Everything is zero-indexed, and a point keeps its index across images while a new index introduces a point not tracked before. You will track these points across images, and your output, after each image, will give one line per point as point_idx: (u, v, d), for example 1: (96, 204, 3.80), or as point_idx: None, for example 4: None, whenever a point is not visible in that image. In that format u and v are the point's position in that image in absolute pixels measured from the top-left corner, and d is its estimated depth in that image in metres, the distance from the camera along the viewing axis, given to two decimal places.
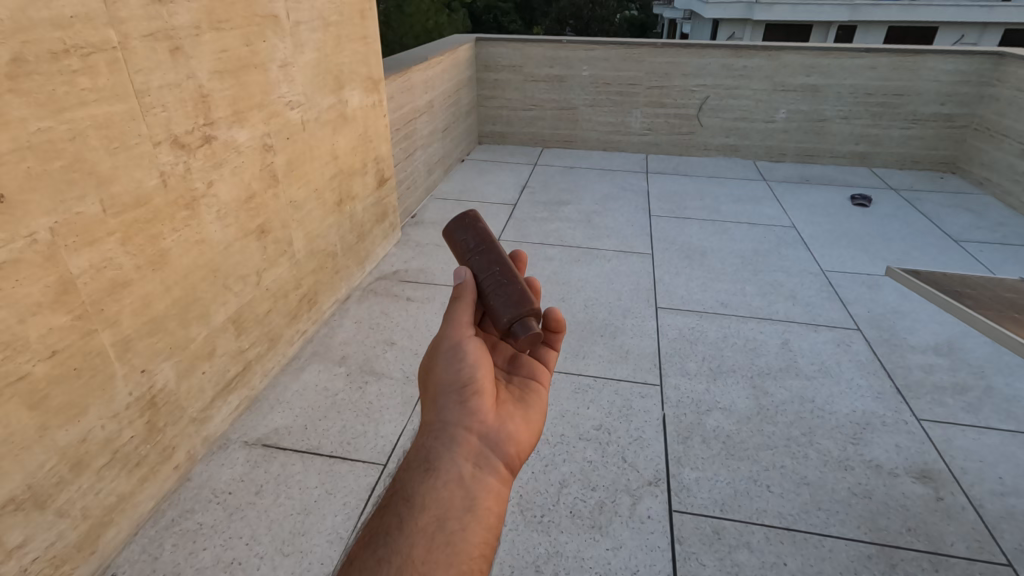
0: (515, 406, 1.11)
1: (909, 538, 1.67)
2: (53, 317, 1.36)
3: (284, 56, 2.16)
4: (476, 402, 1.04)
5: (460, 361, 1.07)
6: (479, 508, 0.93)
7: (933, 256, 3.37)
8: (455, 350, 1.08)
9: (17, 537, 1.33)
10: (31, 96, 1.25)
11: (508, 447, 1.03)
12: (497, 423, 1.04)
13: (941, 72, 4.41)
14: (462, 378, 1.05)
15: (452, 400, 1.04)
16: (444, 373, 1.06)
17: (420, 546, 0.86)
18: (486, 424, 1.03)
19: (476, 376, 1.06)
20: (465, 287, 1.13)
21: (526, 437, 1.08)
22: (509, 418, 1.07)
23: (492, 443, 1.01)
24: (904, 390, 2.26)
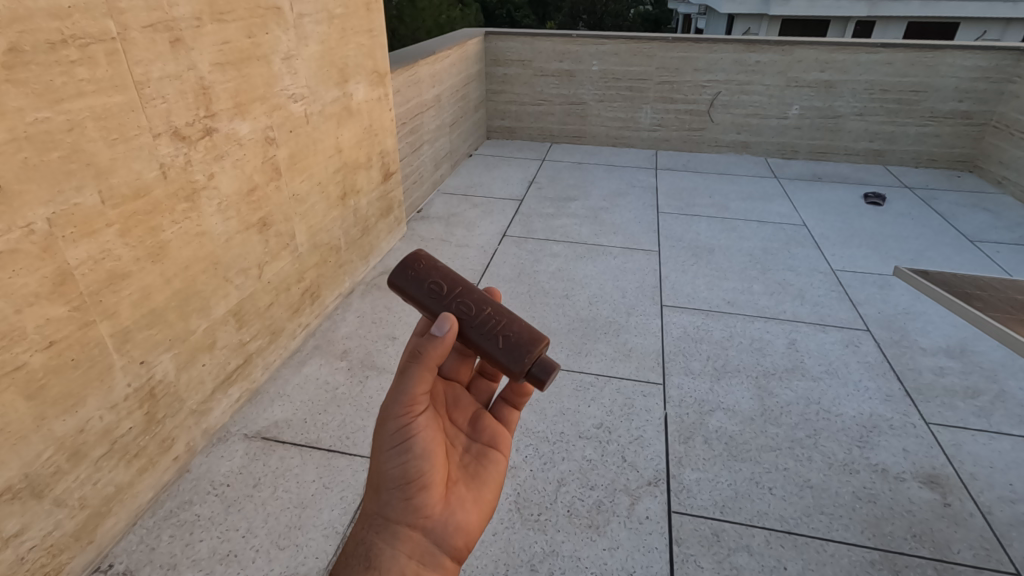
0: (467, 484, 1.08)
1: (914, 545, 1.64)
2: (51, 307, 1.36)
3: (288, 48, 2.15)
4: (422, 494, 1.00)
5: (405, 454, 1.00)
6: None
7: (948, 257, 3.30)
8: (401, 438, 0.99)
9: (15, 525, 1.34)
10: (28, 86, 1.25)
11: (454, 538, 1.01)
12: (443, 516, 1.01)
13: (960, 68, 4.31)
14: (406, 474, 1.00)
15: (395, 492, 0.99)
16: (386, 465, 0.99)
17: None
18: (431, 519, 1.00)
19: (423, 466, 1.00)
20: (431, 350, 0.96)
21: (476, 521, 1.06)
22: (459, 505, 1.04)
23: (438, 540, 1.00)
24: (914, 393, 2.21)
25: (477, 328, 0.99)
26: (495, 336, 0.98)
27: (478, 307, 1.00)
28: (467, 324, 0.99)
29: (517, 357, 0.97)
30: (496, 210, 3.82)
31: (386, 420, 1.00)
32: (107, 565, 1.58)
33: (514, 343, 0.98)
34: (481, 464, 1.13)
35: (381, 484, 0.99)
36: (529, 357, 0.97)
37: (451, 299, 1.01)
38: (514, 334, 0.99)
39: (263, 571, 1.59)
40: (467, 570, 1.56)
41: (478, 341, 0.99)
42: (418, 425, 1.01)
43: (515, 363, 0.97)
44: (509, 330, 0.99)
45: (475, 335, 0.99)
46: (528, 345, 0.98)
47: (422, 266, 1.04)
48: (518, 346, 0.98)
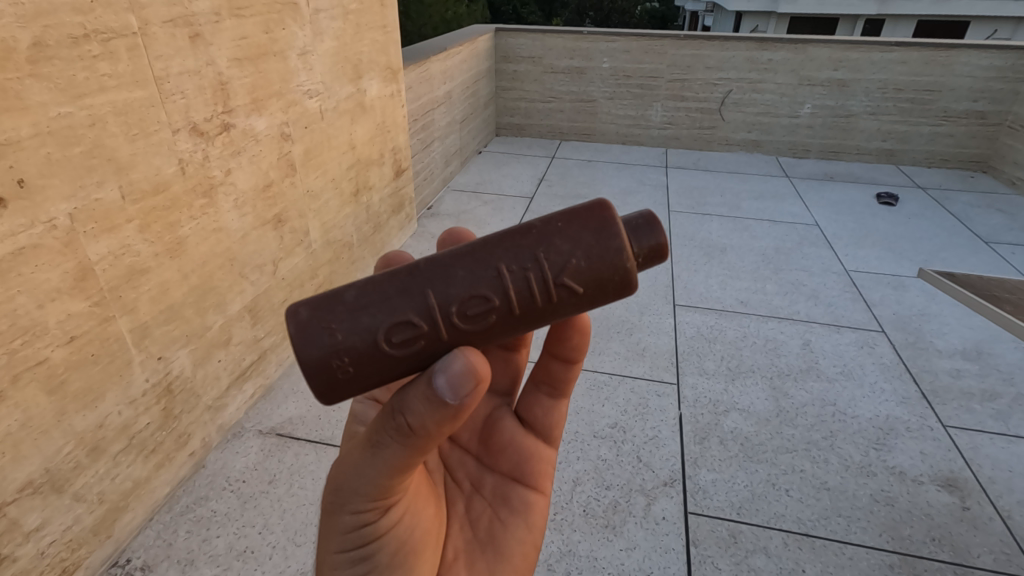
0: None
1: (933, 548, 1.63)
2: (72, 303, 1.36)
3: (304, 44, 2.15)
4: None
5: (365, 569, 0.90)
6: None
7: (963, 258, 3.27)
8: (361, 555, 0.89)
9: (35, 520, 1.34)
10: (52, 80, 1.25)
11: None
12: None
13: (975, 67, 4.27)
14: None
15: None
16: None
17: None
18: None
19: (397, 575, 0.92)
20: (433, 403, 0.75)
21: None
22: None
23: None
24: (930, 395, 2.20)
25: (520, 304, 0.77)
26: (554, 286, 0.77)
27: (490, 290, 0.76)
28: (501, 317, 0.78)
29: (605, 279, 0.79)
30: (506, 208, 3.81)
31: (344, 520, 0.87)
32: (125, 560, 1.58)
33: (586, 275, 0.78)
34: (478, 551, 1.06)
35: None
36: (621, 259, 0.79)
37: (445, 318, 0.77)
38: (576, 254, 0.78)
39: (280, 568, 1.59)
40: None
41: (542, 312, 0.79)
42: (384, 533, 0.90)
43: (614, 270, 0.79)
44: (560, 268, 0.77)
45: (534, 310, 0.78)
46: (600, 255, 0.78)
47: (345, 330, 0.76)
48: (588, 272, 0.78)
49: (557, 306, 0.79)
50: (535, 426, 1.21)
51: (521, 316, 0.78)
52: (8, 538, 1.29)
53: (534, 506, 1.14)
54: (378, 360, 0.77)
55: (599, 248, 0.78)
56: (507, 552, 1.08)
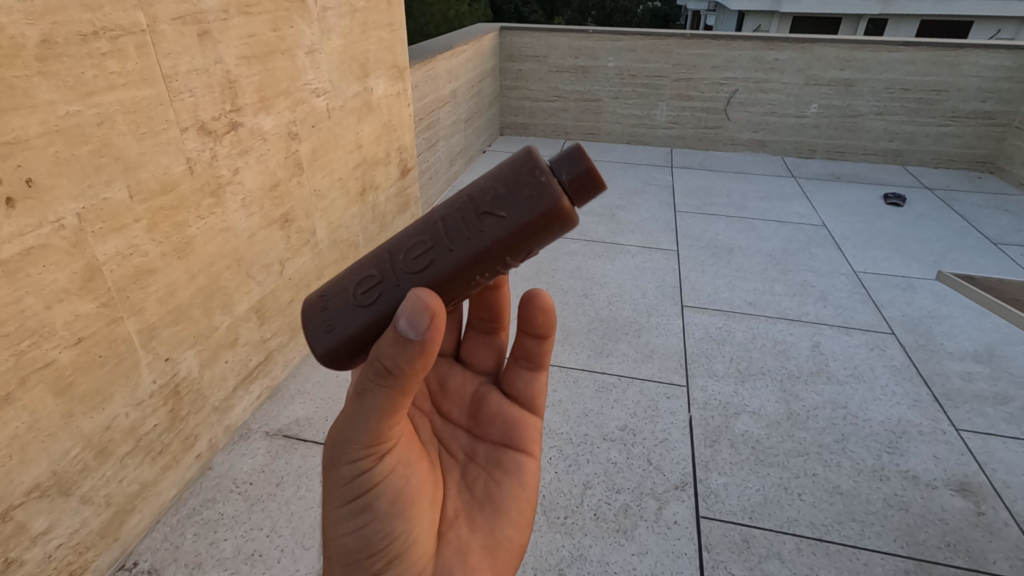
0: (455, 539, 1.02)
1: (948, 554, 1.61)
2: (80, 304, 1.35)
3: (312, 42, 2.13)
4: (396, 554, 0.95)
5: (365, 521, 0.92)
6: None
7: (972, 259, 3.25)
8: (360, 505, 0.91)
9: (42, 524, 1.33)
10: (60, 78, 1.23)
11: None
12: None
13: (983, 68, 4.25)
14: (371, 545, 0.93)
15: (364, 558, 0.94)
16: (347, 532, 0.93)
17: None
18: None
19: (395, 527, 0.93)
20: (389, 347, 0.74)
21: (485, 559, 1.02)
22: (456, 548, 1.01)
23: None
24: (942, 398, 2.18)
25: (453, 236, 0.77)
26: (481, 217, 0.76)
27: (428, 232, 0.79)
28: (439, 256, 0.77)
29: (532, 200, 0.75)
30: None
31: (341, 469, 0.89)
32: (132, 563, 1.57)
33: (509, 199, 0.76)
34: (474, 514, 1.06)
35: (345, 550, 0.94)
36: (542, 176, 0.76)
37: (392, 266, 0.79)
38: (496, 183, 0.77)
39: (289, 571, 1.58)
40: None
41: (476, 245, 0.76)
42: (379, 483, 0.91)
43: (537, 186, 0.75)
44: (484, 196, 0.77)
45: (468, 244, 0.76)
46: (521, 175, 0.76)
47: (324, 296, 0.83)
48: (512, 196, 0.76)
49: (492, 237, 0.76)
50: (520, 398, 1.20)
51: (457, 251, 0.76)
52: (15, 542, 1.28)
53: (527, 469, 1.14)
54: (345, 320, 0.81)
55: (520, 169, 0.76)
56: (505, 511, 1.08)
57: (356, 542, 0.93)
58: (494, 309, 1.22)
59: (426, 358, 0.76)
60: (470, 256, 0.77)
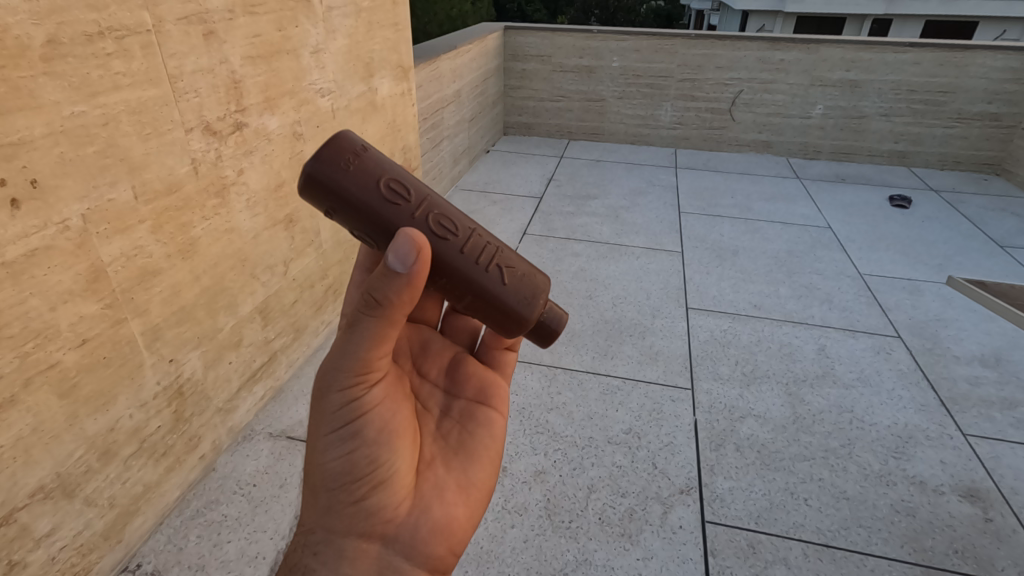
0: (431, 480, 1.01)
1: (956, 561, 1.60)
2: (84, 305, 1.34)
3: (317, 42, 2.12)
4: (376, 489, 0.94)
5: (351, 449, 0.91)
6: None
7: (978, 262, 3.23)
8: (348, 430, 0.91)
9: (46, 525, 1.32)
10: (66, 79, 1.22)
11: (420, 543, 0.96)
12: (406, 522, 0.95)
13: (990, 69, 4.22)
14: (355, 472, 0.92)
15: (344, 492, 0.92)
16: (332, 460, 0.92)
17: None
18: (395, 523, 0.95)
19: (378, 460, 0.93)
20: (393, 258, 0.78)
21: (460, 505, 1.02)
22: (433, 492, 1.00)
23: (399, 550, 0.95)
24: (949, 402, 2.16)
25: (469, 253, 0.87)
26: (491, 267, 0.89)
27: (465, 229, 0.88)
28: (448, 249, 0.85)
29: (527, 300, 0.92)
30: (516, 208, 3.78)
31: (330, 395, 0.90)
32: (136, 565, 1.56)
33: (519, 283, 0.91)
34: (446, 458, 1.06)
35: (326, 478, 0.93)
36: (540, 298, 0.94)
37: (426, 211, 0.85)
38: (517, 267, 0.93)
39: None
40: None
41: (474, 276, 0.88)
42: (368, 411, 0.92)
43: (532, 299, 0.93)
44: (509, 263, 0.91)
45: (470, 267, 0.87)
46: (533, 285, 0.94)
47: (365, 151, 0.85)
48: (522, 281, 0.92)
49: (487, 283, 0.89)
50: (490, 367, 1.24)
51: (459, 262, 0.86)
52: (19, 544, 1.27)
53: (498, 424, 1.16)
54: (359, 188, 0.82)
55: (533, 279, 0.94)
56: (480, 456, 1.09)
57: (341, 469, 0.92)
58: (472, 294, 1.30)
59: (405, 298, 0.80)
60: (467, 276, 0.88)
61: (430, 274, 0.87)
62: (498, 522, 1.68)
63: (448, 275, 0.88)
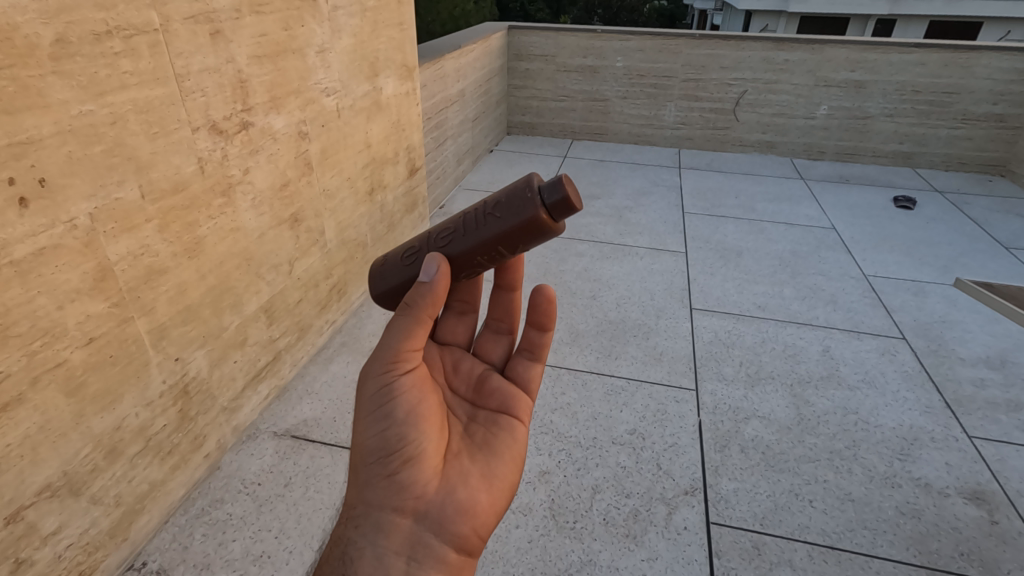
0: (459, 465, 1.02)
1: (961, 564, 1.59)
2: (91, 304, 1.34)
3: (322, 41, 2.12)
4: (406, 470, 0.97)
5: (387, 425, 0.97)
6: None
7: (983, 263, 3.22)
8: (384, 409, 0.98)
9: (52, 523, 1.33)
10: (74, 78, 1.23)
11: (447, 523, 0.96)
12: (433, 500, 0.96)
13: (996, 70, 4.20)
14: (390, 447, 0.97)
15: (376, 471, 0.96)
16: (371, 437, 0.98)
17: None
18: (423, 501, 0.96)
19: (409, 440, 0.97)
20: (416, 294, 0.95)
21: (484, 497, 1.01)
22: (459, 481, 1.00)
23: (427, 528, 0.95)
24: (954, 404, 2.16)
25: (468, 227, 0.95)
26: (487, 215, 0.93)
27: (458, 218, 0.98)
28: (458, 241, 0.96)
29: (522, 205, 0.90)
30: None
31: (369, 380, 0.99)
32: (141, 563, 1.57)
33: (509, 201, 0.92)
34: (472, 449, 1.06)
35: (365, 456, 0.98)
36: (533, 194, 0.90)
37: (429, 239, 1.00)
38: (502, 193, 0.94)
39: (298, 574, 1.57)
40: None
41: (484, 233, 0.93)
42: (402, 394, 0.99)
43: (524, 198, 0.91)
44: (495, 200, 0.94)
45: (478, 233, 0.93)
46: (521, 189, 0.92)
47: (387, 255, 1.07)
48: (510, 199, 0.92)
49: (489, 231, 0.93)
50: (517, 379, 1.22)
51: (468, 241, 0.95)
52: (25, 542, 1.27)
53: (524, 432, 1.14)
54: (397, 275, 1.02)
55: (521, 185, 0.93)
56: (505, 452, 1.08)
57: (378, 444, 0.97)
58: (507, 305, 1.26)
59: (433, 301, 0.95)
60: (481, 243, 0.94)
61: (463, 269, 0.98)
62: (503, 522, 1.68)
63: (480, 251, 0.95)
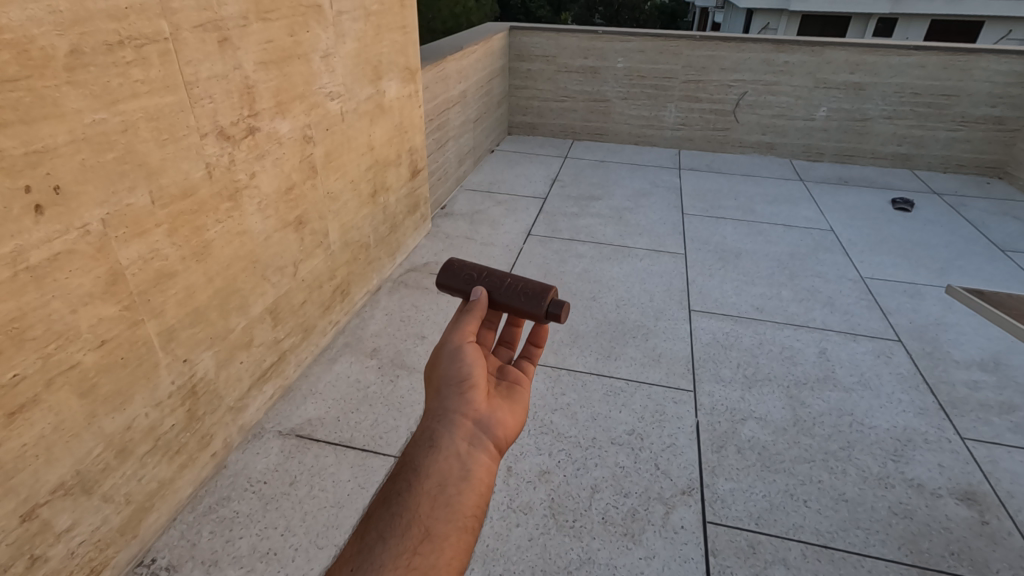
0: (505, 393, 1.13)
1: (951, 562, 1.63)
2: (103, 307, 1.37)
3: (327, 46, 2.15)
4: (472, 393, 1.08)
5: (460, 359, 1.11)
6: (471, 480, 0.97)
7: (979, 266, 3.25)
8: (457, 350, 1.13)
9: (65, 521, 1.36)
10: (87, 87, 1.25)
11: (498, 430, 1.05)
12: (488, 410, 1.07)
13: (994, 73, 4.22)
14: (461, 374, 1.09)
15: (450, 390, 1.08)
16: (446, 368, 1.11)
17: (425, 504, 0.93)
18: (480, 410, 1.06)
19: (474, 372, 1.10)
20: (477, 304, 1.20)
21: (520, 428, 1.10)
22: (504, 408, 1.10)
23: (485, 428, 1.04)
24: (948, 406, 2.19)
25: (505, 292, 1.21)
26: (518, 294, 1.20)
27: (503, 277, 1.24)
28: (497, 289, 1.22)
29: (539, 301, 1.18)
30: (519, 208, 3.80)
31: (445, 341, 1.16)
32: (151, 559, 1.60)
33: (534, 293, 1.19)
34: (514, 388, 1.17)
35: (440, 382, 1.10)
36: (546, 301, 1.19)
37: (483, 275, 1.26)
38: (534, 287, 1.21)
39: (304, 570, 1.60)
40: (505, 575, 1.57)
41: (509, 301, 1.20)
42: (469, 344, 1.14)
43: (541, 302, 1.18)
44: (528, 286, 1.21)
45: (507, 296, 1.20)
46: (544, 293, 1.20)
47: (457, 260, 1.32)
48: (536, 290, 1.20)
49: (514, 306, 1.20)
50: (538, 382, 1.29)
51: (501, 299, 1.21)
52: (40, 539, 1.31)
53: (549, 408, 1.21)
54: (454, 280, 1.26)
55: (543, 290, 1.21)
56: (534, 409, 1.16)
57: (452, 372, 1.10)
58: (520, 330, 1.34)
59: (476, 315, 1.20)
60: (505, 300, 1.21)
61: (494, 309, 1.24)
62: (504, 521, 1.72)
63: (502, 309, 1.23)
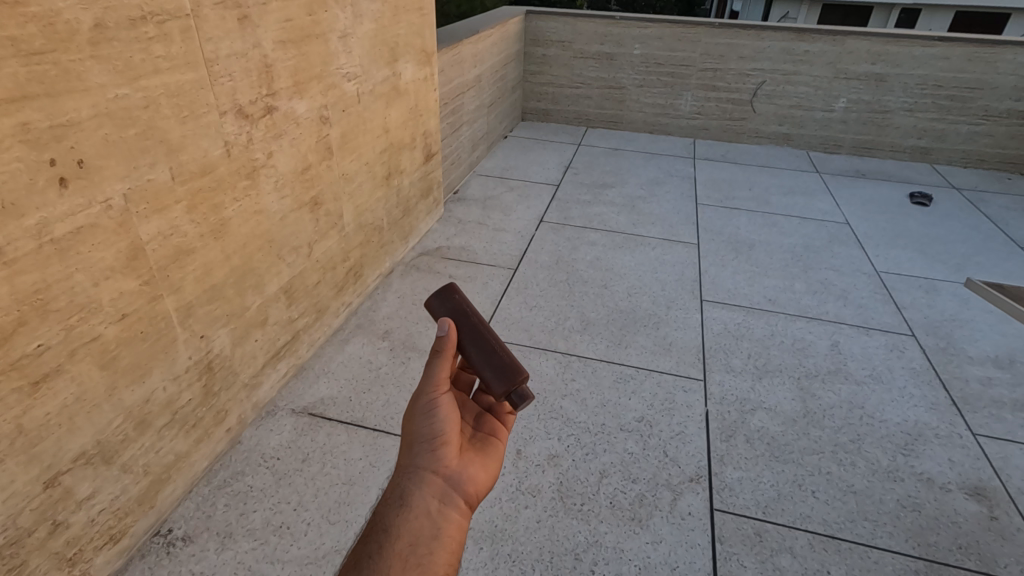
0: (479, 447, 1.09)
1: (959, 557, 1.63)
2: (124, 281, 1.39)
3: (344, 27, 2.14)
4: (443, 450, 1.03)
5: (434, 414, 1.06)
6: (443, 539, 0.93)
7: (996, 262, 3.20)
8: (431, 404, 1.07)
9: (86, 489, 1.39)
10: (111, 62, 1.26)
11: (471, 487, 1.01)
12: (459, 465, 1.02)
13: (1020, 66, 4.12)
14: (433, 431, 1.04)
15: (423, 448, 1.03)
16: (418, 425, 1.05)
17: (396, 565, 0.89)
18: (451, 466, 1.02)
19: (446, 429, 1.05)
20: (444, 343, 1.12)
21: (489, 482, 1.05)
22: (474, 462, 1.05)
23: (457, 483, 1.00)
24: (960, 402, 2.18)
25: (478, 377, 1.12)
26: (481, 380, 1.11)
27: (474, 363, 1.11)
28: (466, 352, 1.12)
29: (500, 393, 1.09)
30: (532, 195, 3.79)
31: (418, 395, 1.09)
32: (167, 530, 1.64)
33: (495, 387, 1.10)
34: (488, 441, 1.12)
35: (412, 440, 1.04)
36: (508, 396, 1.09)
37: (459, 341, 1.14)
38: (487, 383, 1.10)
39: (315, 544, 1.63)
40: (513, 555, 1.60)
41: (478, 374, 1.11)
42: (444, 399, 1.08)
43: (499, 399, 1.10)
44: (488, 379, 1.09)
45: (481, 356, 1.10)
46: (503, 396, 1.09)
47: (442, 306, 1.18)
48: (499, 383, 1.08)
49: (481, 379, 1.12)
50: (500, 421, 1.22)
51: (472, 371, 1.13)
52: (62, 505, 1.34)
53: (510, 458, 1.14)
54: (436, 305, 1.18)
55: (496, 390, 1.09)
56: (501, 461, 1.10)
57: (422, 430, 1.05)
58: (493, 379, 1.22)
59: (447, 349, 1.12)
60: (479, 353, 1.11)
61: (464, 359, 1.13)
62: (513, 502, 1.74)
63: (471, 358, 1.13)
